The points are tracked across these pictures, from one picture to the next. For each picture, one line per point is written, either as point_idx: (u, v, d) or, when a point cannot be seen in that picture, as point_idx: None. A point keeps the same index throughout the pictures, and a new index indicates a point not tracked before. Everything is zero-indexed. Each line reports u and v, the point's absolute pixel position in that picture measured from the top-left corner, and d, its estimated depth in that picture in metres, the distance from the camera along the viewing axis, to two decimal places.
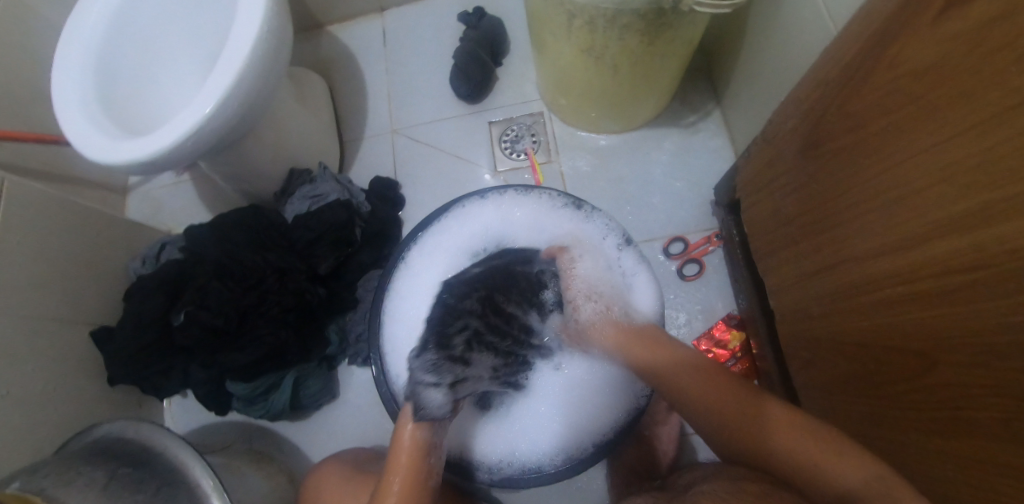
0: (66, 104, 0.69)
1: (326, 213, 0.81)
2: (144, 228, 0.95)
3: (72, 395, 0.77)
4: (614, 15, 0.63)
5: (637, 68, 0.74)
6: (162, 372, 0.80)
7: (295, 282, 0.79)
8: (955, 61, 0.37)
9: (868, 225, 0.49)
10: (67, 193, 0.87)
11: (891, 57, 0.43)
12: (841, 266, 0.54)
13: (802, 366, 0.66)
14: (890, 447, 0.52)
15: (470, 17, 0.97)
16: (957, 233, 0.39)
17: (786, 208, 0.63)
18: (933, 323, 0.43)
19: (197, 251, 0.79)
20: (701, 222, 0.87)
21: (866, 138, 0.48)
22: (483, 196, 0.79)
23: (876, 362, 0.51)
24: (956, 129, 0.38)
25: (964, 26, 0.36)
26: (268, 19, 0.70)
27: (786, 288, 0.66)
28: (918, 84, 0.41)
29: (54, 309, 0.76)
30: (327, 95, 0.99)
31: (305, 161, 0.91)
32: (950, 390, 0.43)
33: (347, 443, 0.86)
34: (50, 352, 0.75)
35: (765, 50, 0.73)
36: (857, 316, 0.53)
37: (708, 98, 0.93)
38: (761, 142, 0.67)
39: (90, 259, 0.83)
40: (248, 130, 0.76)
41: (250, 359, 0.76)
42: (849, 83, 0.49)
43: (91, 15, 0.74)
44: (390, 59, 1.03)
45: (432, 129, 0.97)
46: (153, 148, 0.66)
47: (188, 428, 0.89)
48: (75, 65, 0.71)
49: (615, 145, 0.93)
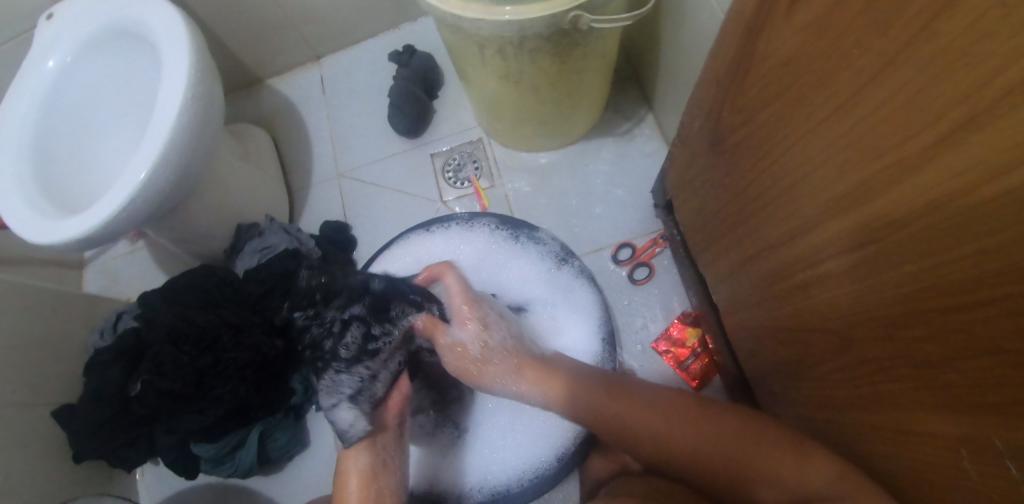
0: (2, 191, 0.70)
1: (274, 265, 0.82)
2: (102, 300, 0.96)
3: (37, 479, 0.76)
4: (520, 41, 0.65)
5: (557, 86, 0.76)
6: (127, 444, 0.79)
7: (251, 338, 0.79)
8: (811, 50, 0.39)
9: (775, 211, 0.51)
10: (19, 276, 0.88)
11: (763, 52, 0.45)
12: (762, 254, 0.55)
13: (750, 356, 0.66)
14: (835, 428, 0.52)
15: (401, 56, 0.99)
16: (846, 210, 0.41)
17: (710, 204, 0.65)
18: (844, 299, 0.44)
19: (150, 318, 0.79)
20: (647, 225, 0.89)
21: (759, 129, 0.49)
22: (427, 230, 0.84)
23: (806, 343, 0.52)
24: (826, 112, 0.39)
25: (812, 17, 0.38)
26: (192, 85, 0.72)
27: (724, 281, 0.67)
28: (788, 74, 0.43)
29: (11, 394, 0.76)
30: (271, 147, 1.01)
31: (253, 214, 0.92)
32: (869, 363, 0.44)
33: (323, 492, 0.85)
34: (10, 437, 0.74)
35: (677, 54, 0.76)
36: (783, 302, 0.54)
37: (640, 105, 0.95)
38: (680, 144, 0.69)
39: (46, 339, 0.83)
40: (187, 192, 0.77)
41: (213, 419, 0.77)
42: (735, 81, 0.51)
43: (22, 103, 0.76)
44: (330, 104, 1.05)
45: (377, 167, 0.99)
46: (91, 223, 0.67)
47: (163, 496, 0.88)
48: (8, 151, 0.72)
49: (555, 161, 0.95)
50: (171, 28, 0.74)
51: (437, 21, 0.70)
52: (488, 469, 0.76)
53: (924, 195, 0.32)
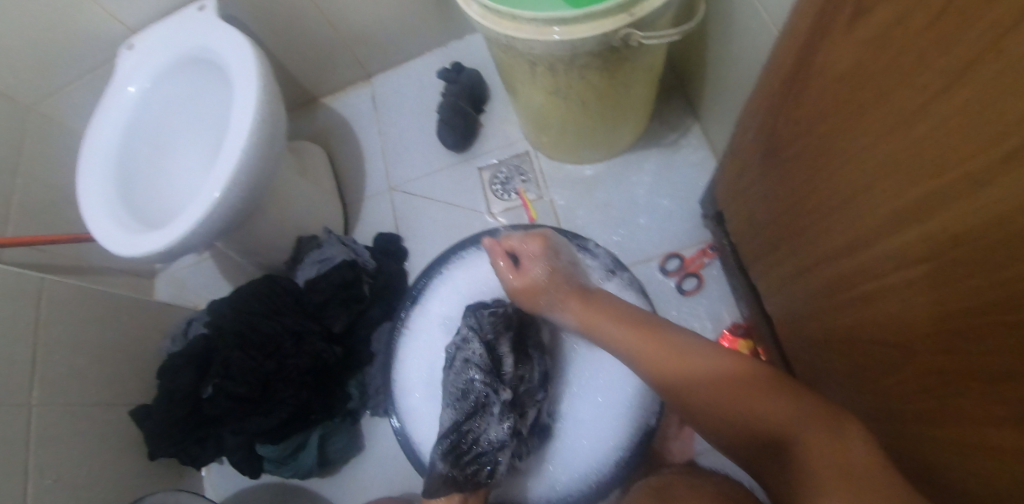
0: (91, 209, 0.76)
1: (332, 274, 0.86)
2: (172, 307, 1.02)
3: (116, 474, 0.81)
4: (571, 58, 0.67)
5: (604, 100, 0.78)
6: (197, 443, 0.84)
7: (311, 344, 0.83)
8: (869, 66, 0.40)
9: (830, 224, 0.51)
10: (99, 285, 0.95)
11: (817, 67, 0.46)
12: (817, 268, 0.55)
13: (806, 369, 0.66)
14: (897, 445, 0.51)
15: (448, 73, 1.03)
16: (905, 226, 0.41)
17: (761, 215, 0.65)
18: (903, 314, 0.44)
19: (218, 324, 0.84)
20: (695, 236, 0.89)
21: (813, 144, 0.50)
22: (478, 247, 0.86)
23: (867, 359, 0.52)
24: (883, 128, 0.40)
25: (870, 34, 0.38)
26: (262, 106, 0.77)
27: (777, 292, 0.67)
28: (845, 89, 0.43)
29: (97, 394, 0.82)
30: (327, 162, 1.06)
31: (312, 227, 0.97)
32: (933, 380, 0.43)
33: (377, 493, 0.88)
34: (96, 434, 0.81)
35: (727, 65, 0.76)
36: (839, 314, 0.54)
37: (685, 115, 0.96)
38: (730, 155, 0.69)
39: (125, 343, 0.89)
40: (256, 207, 0.82)
41: (276, 422, 0.80)
42: (790, 95, 0.51)
43: (107, 127, 0.83)
44: (381, 121, 1.10)
45: (426, 181, 1.03)
46: (170, 237, 0.73)
47: (227, 494, 0.93)
48: (97, 172, 0.79)
49: (600, 172, 0.96)
50: (241, 54, 0.80)
51: (488, 41, 0.72)
52: (566, 471, 0.74)
53: (983, 213, 0.33)
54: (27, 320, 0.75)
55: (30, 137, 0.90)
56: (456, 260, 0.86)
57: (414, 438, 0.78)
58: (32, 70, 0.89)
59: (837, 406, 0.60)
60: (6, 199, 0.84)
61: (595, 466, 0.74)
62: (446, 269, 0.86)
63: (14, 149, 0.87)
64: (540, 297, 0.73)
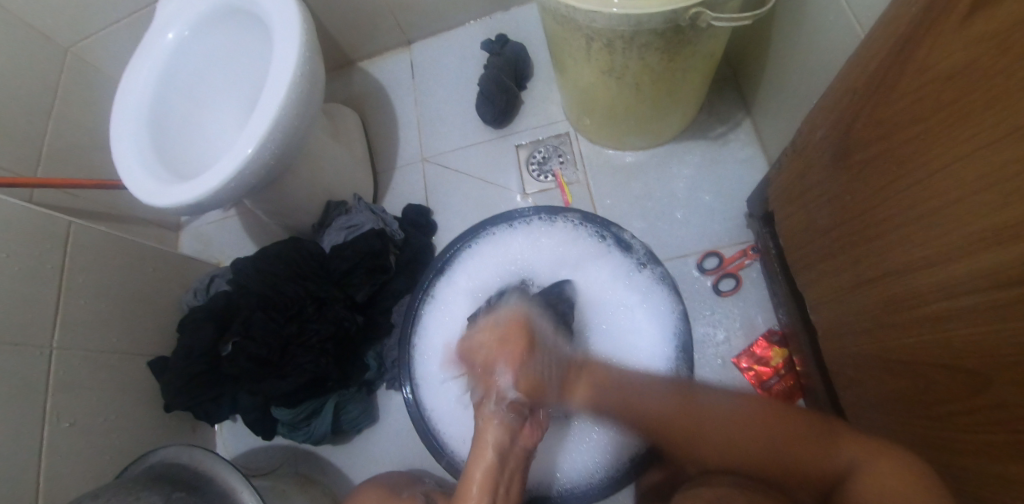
0: (124, 155, 0.75)
1: (360, 242, 0.84)
2: (196, 261, 1.01)
3: (133, 424, 0.81)
4: (631, 36, 0.63)
5: (659, 84, 0.74)
6: (212, 400, 0.83)
7: (334, 311, 0.82)
8: (984, 64, 0.36)
9: (906, 236, 0.47)
10: (126, 234, 0.95)
11: (916, 62, 0.42)
12: (883, 280, 0.52)
13: (849, 385, 0.63)
14: (949, 475, 0.48)
15: (493, 45, 1.00)
16: (1001, 245, 0.37)
17: (821, 219, 0.61)
18: (983, 338, 0.41)
19: (243, 283, 0.83)
20: (736, 235, 0.85)
21: (897, 147, 0.46)
22: (511, 226, 0.83)
23: (928, 382, 0.48)
24: (990, 136, 0.36)
25: (992, 29, 0.35)
26: (303, 63, 0.74)
27: (829, 301, 0.63)
28: (947, 89, 0.40)
29: (117, 343, 0.82)
30: (360, 128, 1.04)
31: (342, 193, 0.95)
32: (1006, 413, 0.40)
33: (386, 466, 0.87)
34: (115, 382, 0.80)
35: (795, 57, 0.72)
36: (901, 331, 0.51)
37: (736, 108, 0.92)
38: (792, 152, 0.65)
39: (148, 294, 0.89)
40: (288, 167, 0.80)
41: (294, 386, 0.79)
42: (878, 91, 0.47)
43: (142, 73, 0.81)
44: (419, 90, 1.07)
45: (460, 155, 1.00)
46: (200, 190, 0.71)
47: (239, 452, 0.93)
48: (131, 117, 0.77)
49: (642, 161, 0.92)
50: (283, 6, 0.76)
51: (544, 11, 0.68)
52: (569, 461, 0.73)
53: None
54: (51, 262, 0.74)
55: (65, 78, 0.89)
56: (491, 237, 0.84)
57: (435, 418, 0.76)
58: (70, 8, 0.87)
59: (883, 427, 0.57)
60: (37, 140, 0.83)
61: (599, 460, 0.72)
62: (472, 243, 0.83)
63: (48, 89, 0.85)
64: (541, 387, 0.65)
